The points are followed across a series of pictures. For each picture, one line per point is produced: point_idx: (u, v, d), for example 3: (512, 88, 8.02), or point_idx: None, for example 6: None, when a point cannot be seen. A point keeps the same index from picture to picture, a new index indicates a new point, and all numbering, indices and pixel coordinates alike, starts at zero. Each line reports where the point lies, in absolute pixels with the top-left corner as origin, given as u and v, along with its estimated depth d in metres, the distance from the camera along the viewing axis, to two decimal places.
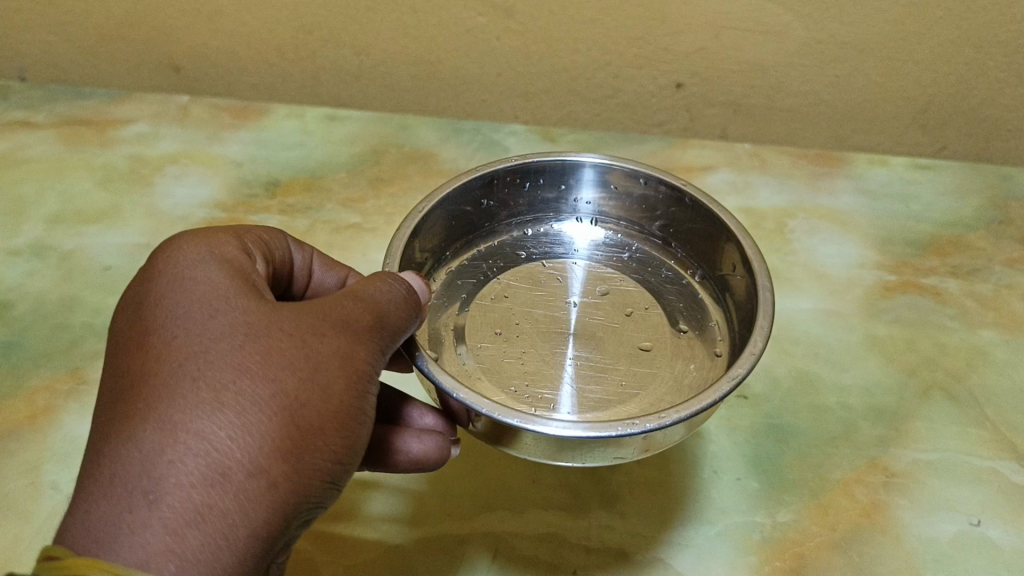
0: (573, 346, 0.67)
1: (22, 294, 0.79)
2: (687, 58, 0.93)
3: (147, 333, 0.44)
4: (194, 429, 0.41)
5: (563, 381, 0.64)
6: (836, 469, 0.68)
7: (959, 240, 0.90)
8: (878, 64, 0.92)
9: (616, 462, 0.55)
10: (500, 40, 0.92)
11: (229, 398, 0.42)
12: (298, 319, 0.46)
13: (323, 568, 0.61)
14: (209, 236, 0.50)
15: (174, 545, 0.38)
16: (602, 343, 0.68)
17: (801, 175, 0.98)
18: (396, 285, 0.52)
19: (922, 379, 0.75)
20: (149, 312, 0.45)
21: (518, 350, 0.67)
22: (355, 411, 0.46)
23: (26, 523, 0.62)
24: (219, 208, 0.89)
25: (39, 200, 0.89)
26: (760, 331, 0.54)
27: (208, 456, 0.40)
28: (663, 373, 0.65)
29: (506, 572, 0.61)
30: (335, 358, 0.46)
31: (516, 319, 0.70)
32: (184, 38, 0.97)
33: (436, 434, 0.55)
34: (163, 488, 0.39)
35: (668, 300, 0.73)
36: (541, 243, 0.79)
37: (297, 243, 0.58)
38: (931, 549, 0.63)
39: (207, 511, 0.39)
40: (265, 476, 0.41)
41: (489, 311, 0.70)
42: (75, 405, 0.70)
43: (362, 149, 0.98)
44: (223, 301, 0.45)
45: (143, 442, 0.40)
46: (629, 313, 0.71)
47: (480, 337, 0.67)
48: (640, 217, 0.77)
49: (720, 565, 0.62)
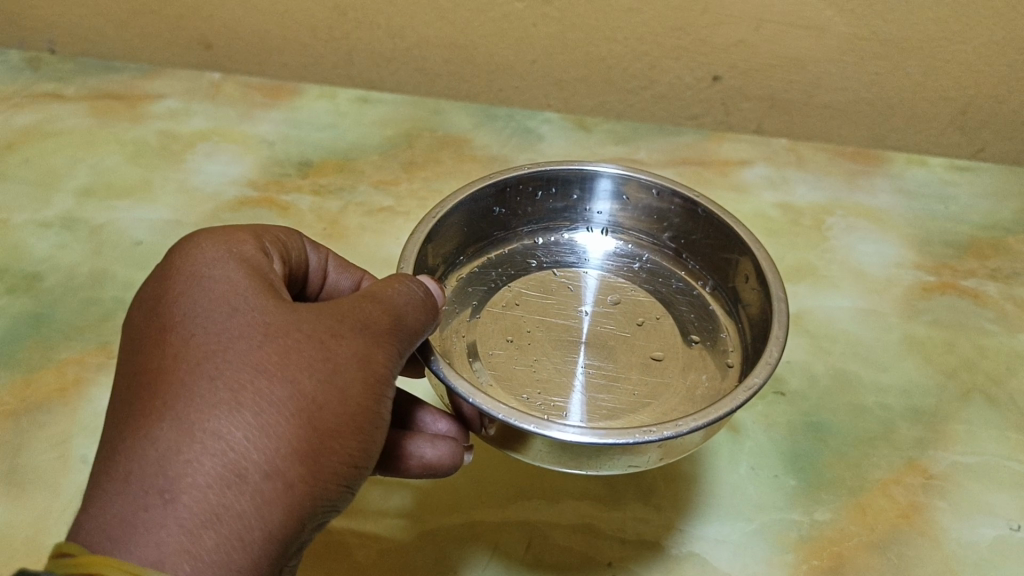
0: (584, 356, 0.66)
1: (53, 266, 0.78)
2: (725, 51, 0.92)
3: (165, 329, 0.43)
4: (210, 429, 0.40)
5: (573, 391, 0.63)
6: (875, 469, 0.67)
7: (998, 243, 0.89)
8: (919, 63, 0.91)
9: (632, 470, 0.53)
10: (537, 27, 0.91)
11: (247, 398, 0.41)
12: (316, 320, 0.45)
13: (356, 551, 0.60)
14: (226, 232, 0.49)
15: (189, 547, 0.37)
16: (613, 352, 0.67)
17: (838, 172, 0.97)
18: (414, 288, 0.50)
19: (961, 382, 0.74)
20: (167, 307, 0.44)
21: (530, 359, 0.65)
22: (372, 416, 0.45)
23: (56, 496, 0.61)
24: (252, 186, 0.88)
25: (70, 173, 0.88)
26: (776, 340, 0.53)
27: (225, 456, 0.39)
28: (676, 383, 0.64)
29: (539, 563, 0.60)
30: (353, 361, 0.44)
31: (529, 327, 0.68)
32: (218, 15, 0.96)
33: (450, 440, 0.54)
34: (179, 487, 0.38)
35: (681, 313, 0.71)
36: (551, 252, 0.77)
37: (313, 243, 0.56)
38: (971, 554, 0.62)
39: (222, 513, 0.38)
40: (281, 478, 0.40)
41: (501, 317, 0.69)
42: (106, 379, 0.69)
43: (394, 132, 0.97)
44: (242, 300, 0.44)
45: (160, 440, 0.39)
46: (641, 324, 0.70)
47: (493, 344, 0.66)
48: (651, 227, 0.75)
49: (757, 563, 0.61)
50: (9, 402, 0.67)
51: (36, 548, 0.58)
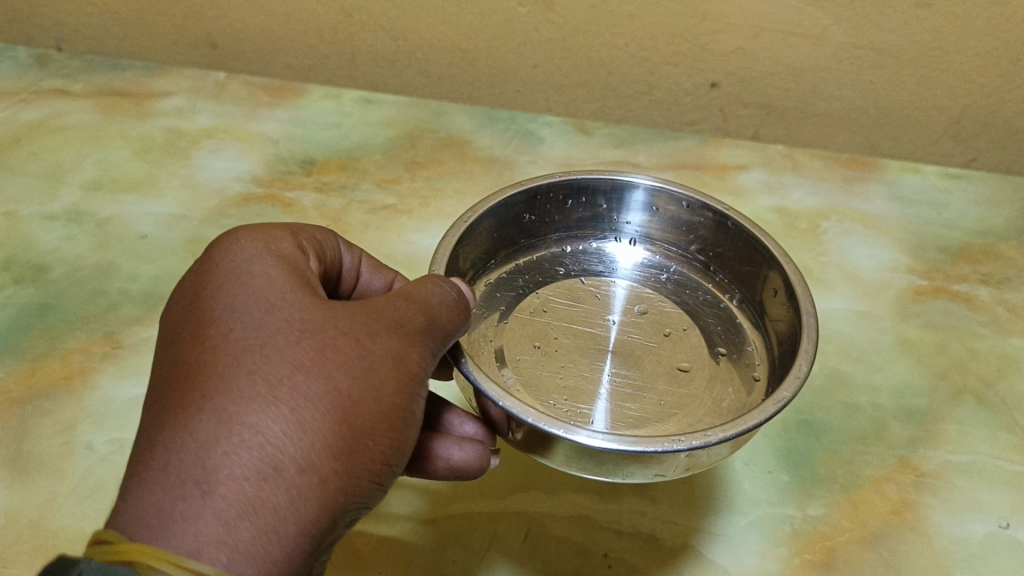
0: (610, 365, 0.67)
1: (59, 258, 0.79)
2: (724, 58, 0.93)
3: (204, 324, 0.44)
4: (248, 422, 0.40)
5: (598, 399, 0.64)
6: (867, 466, 0.68)
7: (990, 249, 0.90)
8: (914, 73, 0.92)
9: (657, 480, 0.54)
10: (539, 31, 0.93)
11: (284, 393, 0.42)
12: (352, 318, 0.46)
13: (356, 538, 0.61)
14: (265, 230, 0.50)
15: (226, 536, 0.38)
16: (641, 362, 0.68)
17: (834, 178, 0.99)
18: (447, 288, 0.51)
19: (953, 383, 0.76)
20: (206, 304, 0.45)
21: (557, 366, 0.66)
22: (405, 414, 0.46)
23: (61, 481, 0.62)
24: (256, 183, 0.89)
25: (77, 167, 0.89)
26: (804, 354, 0.54)
27: (262, 449, 0.40)
28: (701, 393, 0.65)
29: (538, 553, 0.61)
30: (387, 358, 0.45)
31: (556, 334, 0.69)
32: (225, 15, 0.97)
33: (477, 442, 0.54)
34: (216, 479, 0.39)
35: (707, 322, 0.73)
36: (579, 260, 0.78)
37: (347, 243, 0.57)
38: (961, 549, 0.63)
39: (259, 505, 0.39)
40: (316, 472, 0.41)
41: (528, 324, 0.70)
42: (111, 368, 0.70)
43: (398, 132, 0.99)
44: (280, 297, 0.45)
45: (199, 432, 0.40)
46: (667, 334, 0.71)
47: (521, 349, 0.67)
48: (681, 238, 0.76)
49: (752, 555, 0.62)
50: (14, 389, 0.68)
51: (42, 531, 0.59)
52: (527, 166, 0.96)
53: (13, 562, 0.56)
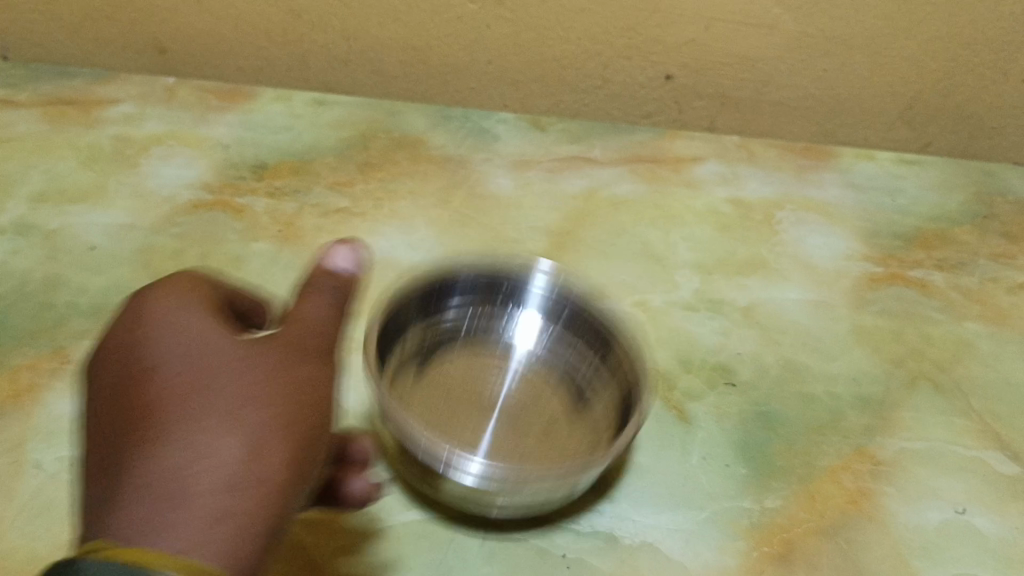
0: (497, 431, 0.68)
1: (5, 272, 0.78)
2: (677, 50, 0.94)
3: (141, 361, 0.45)
4: (206, 442, 0.41)
5: (482, 457, 0.66)
6: (823, 456, 0.69)
7: (944, 234, 0.90)
8: (866, 59, 0.93)
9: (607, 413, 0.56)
10: (490, 28, 0.93)
11: (235, 413, 0.43)
12: (282, 340, 0.47)
13: (312, 548, 0.60)
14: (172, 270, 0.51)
15: (208, 541, 0.39)
16: (520, 426, 0.69)
17: (789, 168, 0.99)
18: None
19: (908, 369, 0.76)
20: (138, 341, 0.46)
21: (451, 429, 0.67)
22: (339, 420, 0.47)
23: (9, 503, 0.61)
24: (207, 189, 0.88)
25: (23, 179, 0.88)
26: None
27: (224, 462, 0.41)
28: (565, 444, 0.68)
29: (496, 556, 0.61)
30: (321, 372, 0.47)
31: (456, 402, 0.70)
32: (173, 20, 0.97)
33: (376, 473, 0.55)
34: (189, 492, 0.40)
35: (569, 404, 0.72)
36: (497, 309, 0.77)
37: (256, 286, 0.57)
38: (919, 537, 0.64)
39: (232, 512, 0.40)
40: (278, 479, 0.42)
41: (435, 384, 0.71)
42: (59, 385, 0.69)
43: (350, 133, 0.98)
44: (211, 329, 0.46)
45: (160, 455, 0.41)
46: (540, 395, 0.73)
47: (425, 410, 0.69)
48: (570, 341, 0.75)
49: (709, 550, 0.62)
50: None
51: None
52: (483, 164, 0.95)
53: None
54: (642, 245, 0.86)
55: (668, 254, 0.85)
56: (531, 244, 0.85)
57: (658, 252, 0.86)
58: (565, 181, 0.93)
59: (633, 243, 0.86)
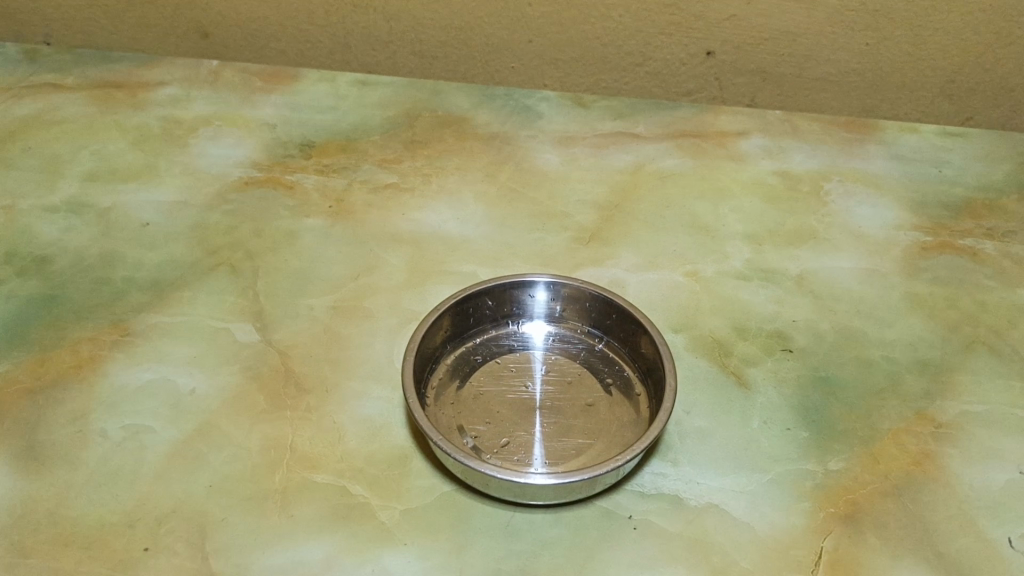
0: (542, 419, 0.66)
1: (61, 249, 0.78)
2: (719, 26, 0.97)
3: None
4: None
5: (534, 444, 0.64)
6: (885, 420, 0.68)
7: (993, 203, 0.90)
8: (908, 33, 0.96)
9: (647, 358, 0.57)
10: (532, 7, 0.97)
11: None
12: None
13: (379, 512, 0.60)
14: None
15: None
16: (560, 411, 0.67)
17: (833, 140, 0.98)
18: None
19: (964, 335, 0.76)
20: None
21: (500, 434, 0.65)
22: None
23: (76, 469, 0.61)
24: (256, 167, 0.89)
25: (74, 159, 0.89)
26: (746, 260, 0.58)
27: None
28: (613, 417, 0.67)
29: (562, 517, 0.61)
30: None
31: (495, 405, 0.68)
32: (215, 4, 1.02)
33: None
34: None
35: (604, 381, 0.70)
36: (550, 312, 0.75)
37: None
38: (984, 497, 0.63)
39: None
40: None
41: (471, 403, 0.68)
42: (121, 356, 0.69)
43: (395, 113, 0.98)
44: None
45: None
46: (571, 379, 0.70)
47: (469, 426, 0.66)
48: (569, 320, 0.75)
49: (775, 511, 0.61)
50: (24, 380, 0.67)
51: (59, 520, 0.58)
52: (528, 140, 0.95)
53: (32, 551, 0.56)
54: (691, 217, 0.86)
55: (718, 225, 0.86)
56: (580, 217, 0.85)
57: (708, 224, 0.86)
58: (610, 156, 0.94)
59: (682, 216, 0.86)
